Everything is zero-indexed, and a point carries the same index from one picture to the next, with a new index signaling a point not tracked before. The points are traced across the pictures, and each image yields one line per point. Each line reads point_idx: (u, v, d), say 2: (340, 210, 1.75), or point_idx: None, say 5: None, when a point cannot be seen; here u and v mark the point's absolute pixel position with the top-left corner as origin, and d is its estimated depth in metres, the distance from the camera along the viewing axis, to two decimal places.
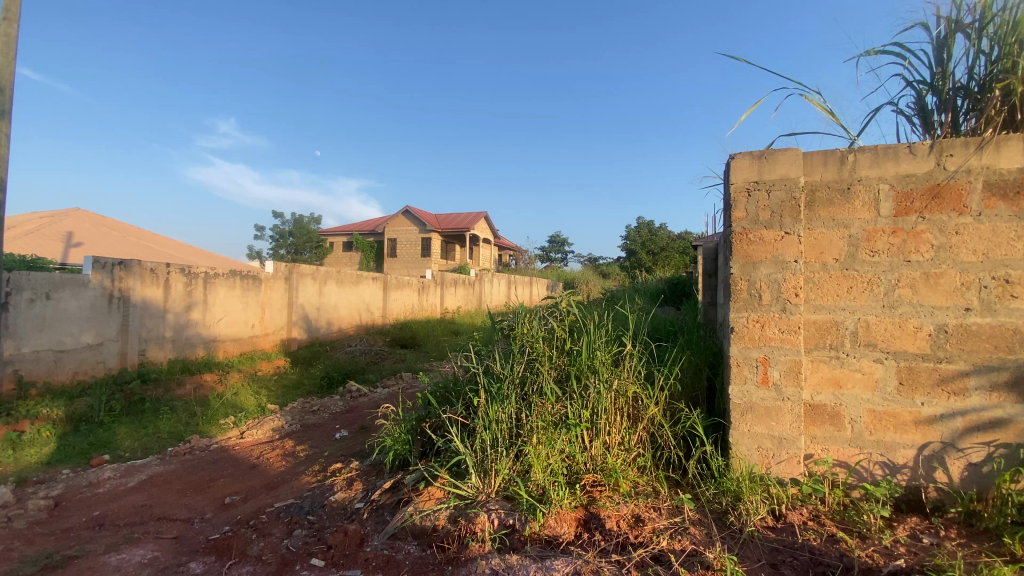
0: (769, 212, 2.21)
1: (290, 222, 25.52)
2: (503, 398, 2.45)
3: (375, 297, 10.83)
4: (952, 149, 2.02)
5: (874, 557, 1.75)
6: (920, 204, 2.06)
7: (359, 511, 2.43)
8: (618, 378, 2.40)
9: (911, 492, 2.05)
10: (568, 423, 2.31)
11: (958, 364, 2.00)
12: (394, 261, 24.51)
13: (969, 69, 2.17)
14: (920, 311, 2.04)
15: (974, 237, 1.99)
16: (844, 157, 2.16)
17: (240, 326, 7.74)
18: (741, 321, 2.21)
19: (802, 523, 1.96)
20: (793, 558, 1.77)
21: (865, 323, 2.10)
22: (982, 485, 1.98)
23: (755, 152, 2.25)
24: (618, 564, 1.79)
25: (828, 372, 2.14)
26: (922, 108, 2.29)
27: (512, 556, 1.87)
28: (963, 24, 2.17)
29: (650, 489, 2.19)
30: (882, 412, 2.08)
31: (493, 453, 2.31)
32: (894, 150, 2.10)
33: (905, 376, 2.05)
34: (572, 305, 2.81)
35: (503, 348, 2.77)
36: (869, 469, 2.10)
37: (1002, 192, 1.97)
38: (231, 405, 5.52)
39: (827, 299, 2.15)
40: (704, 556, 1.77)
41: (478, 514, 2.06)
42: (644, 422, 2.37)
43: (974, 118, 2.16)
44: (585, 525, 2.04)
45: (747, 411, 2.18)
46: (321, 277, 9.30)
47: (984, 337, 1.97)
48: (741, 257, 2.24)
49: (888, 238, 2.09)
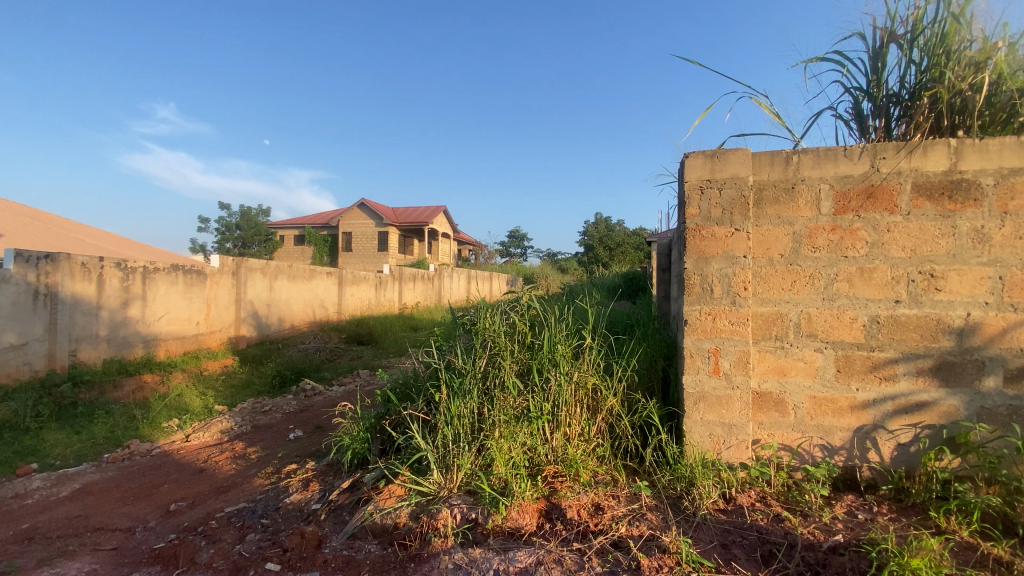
0: (721, 209, 2.31)
1: (237, 215, 24.34)
2: (465, 393, 2.42)
3: (330, 293, 10.50)
4: (884, 152, 2.17)
5: (815, 534, 1.86)
6: (856, 203, 2.20)
7: (316, 513, 2.37)
8: (578, 370, 2.44)
9: (848, 472, 2.20)
10: (529, 416, 2.34)
11: (888, 352, 2.16)
12: (350, 257, 23.82)
13: (900, 78, 2.32)
14: (856, 303, 2.19)
15: (903, 235, 2.15)
16: (789, 157, 2.27)
17: (183, 323, 7.32)
18: (694, 313, 2.31)
19: (750, 504, 2.07)
20: (743, 538, 1.87)
21: (807, 315, 2.23)
22: (909, 464, 2.15)
23: (708, 152, 2.33)
24: (579, 552, 1.83)
25: (774, 361, 2.26)
26: (858, 114, 2.44)
27: (475, 550, 1.87)
28: (897, 35, 2.32)
29: (609, 478, 2.26)
30: (822, 398, 2.22)
31: (455, 448, 2.29)
32: (834, 152, 2.23)
33: (842, 364, 2.20)
34: (534, 299, 2.83)
35: (465, 343, 2.75)
36: (810, 451, 2.23)
37: (929, 193, 2.13)
38: (174, 407, 5.21)
39: (773, 293, 2.27)
40: (661, 540, 1.84)
41: (440, 510, 2.06)
42: (603, 413, 2.42)
43: (904, 124, 2.33)
44: (547, 515, 2.07)
45: (699, 400, 2.27)
46: (272, 272, 8.93)
47: (912, 327, 2.14)
48: (694, 253, 2.33)
49: (828, 235, 2.23)
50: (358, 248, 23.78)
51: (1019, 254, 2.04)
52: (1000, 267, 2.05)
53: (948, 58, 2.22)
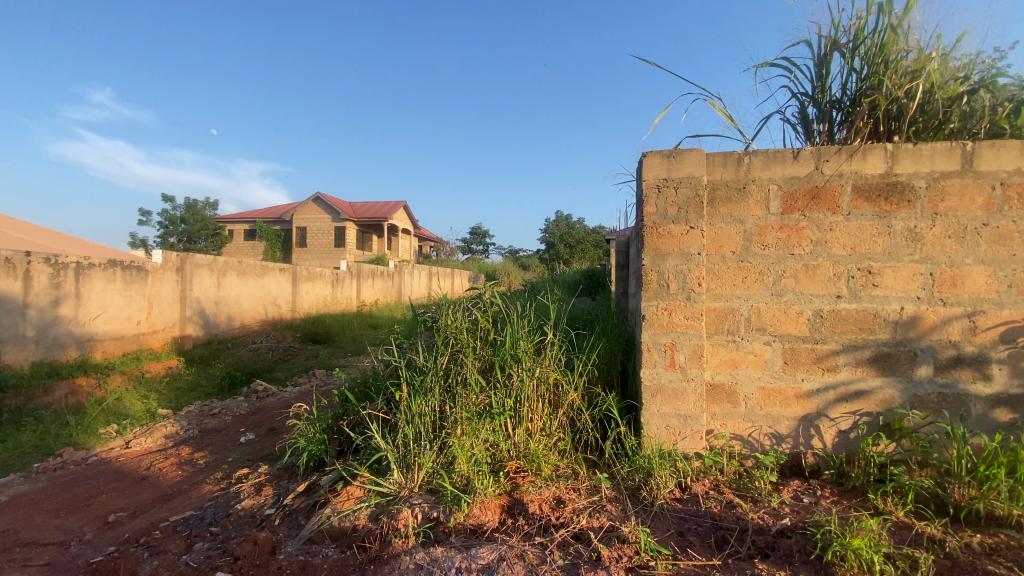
0: (677, 208, 2.38)
1: (182, 207, 23.07)
2: (426, 391, 2.39)
3: (283, 290, 10.13)
4: (828, 155, 2.29)
5: (764, 518, 1.95)
6: (802, 203, 2.31)
7: (270, 518, 2.29)
8: (539, 366, 2.46)
9: (794, 459, 2.32)
10: (491, 413, 2.33)
11: (830, 344, 2.28)
12: (305, 252, 23.03)
13: (843, 85, 2.46)
14: (801, 298, 2.30)
15: (844, 233, 2.28)
16: (741, 158, 2.36)
17: (122, 323, 6.87)
18: (652, 308, 2.37)
19: (705, 492, 2.15)
20: (698, 525, 1.94)
21: (757, 309, 2.33)
22: (850, 449, 2.28)
23: (664, 151, 2.40)
24: (541, 546, 1.84)
25: (726, 354, 2.35)
26: (804, 118, 2.56)
27: (437, 549, 1.85)
28: (840, 44, 2.45)
29: (570, 472, 2.30)
30: (770, 388, 2.32)
31: (416, 447, 2.26)
32: (782, 154, 2.34)
33: (789, 356, 2.31)
34: (496, 295, 2.82)
35: (426, 340, 2.70)
36: (759, 440, 2.33)
37: (867, 195, 2.26)
38: (112, 412, 4.89)
39: (725, 288, 2.36)
40: (620, 531, 1.88)
41: (400, 511, 2.02)
42: (564, 408, 2.45)
43: (846, 129, 2.46)
44: (509, 511, 2.07)
45: (656, 392, 2.34)
46: (220, 268, 8.53)
47: (851, 320, 2.27)
48: (651, 250, 2.39)
49: (776, 233, 2.33)
50: (314, 243, 23.04)
51: (948, 252, 2.20)
52: (930, 264, 2.21)
53: (886, 68, 2.36)
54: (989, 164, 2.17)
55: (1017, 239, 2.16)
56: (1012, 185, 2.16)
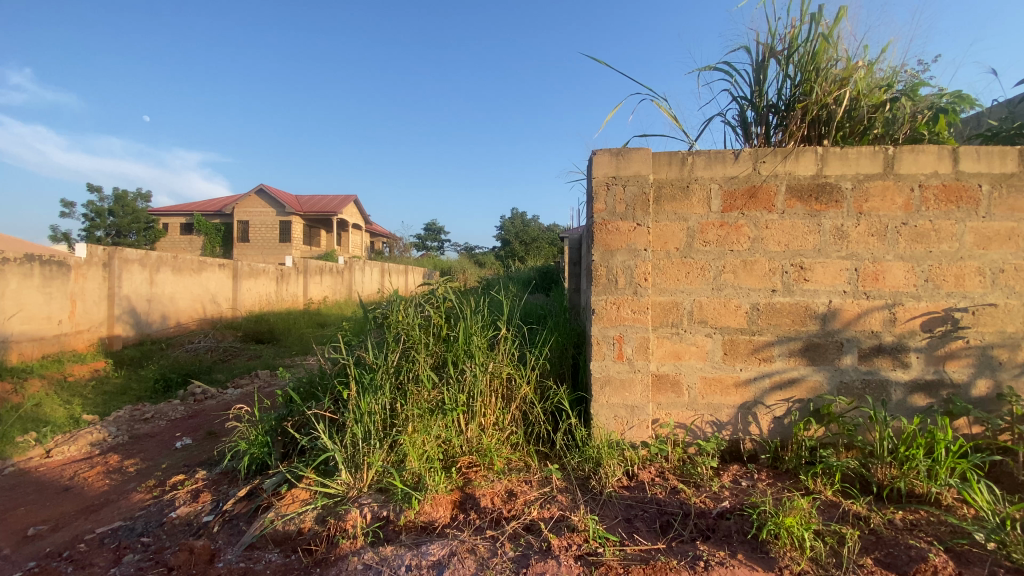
0: (625, 205, 2.44)
1: (110, 198, 21.38)
2: (376, 389, 2.33)
3: (222, 287, 9.61)
4: (764, 157, 2.42)
5: (706, 502, 2.04)
6: (741, 202, 2.43)
7: (207, 525, 2.17)
8: (493, 360, 2.46)
9: (733, 445, 2.44)
10: (443, 408, 2.31)
11: (766, 336, 2.42)
12: (248, 248, 21.95)
13: (778, 90, 2.59)
14: (740, 292, 2.42)
15: (779, 231, 2.41)
16: (685, 158, 2.45)
17: (41, 322, 6.30)
18: (601, 303, 2.43)
19: (651, 479, 2.23)
20: (644, 512, 2.00)
21: (699, 303, 2.43)
22: (783, 434, 2.42)
23: (613, 149, 2.45)
24: (492, 539, 1.84)
25: (670, 346, 2.44)
26: (743, 121, 2.69)
27: (386, 548, 1.81)
28: (776, 51, 2.58)
29: (522, 464, 2.32)
30: (711, 378, 2.43)
31: (365, 446, 2.20)
32: (723, 155, 2.44)
33: (729, 347, 2.43)
34: (449, 291, 2.79)
35: (377, 337, 2.63)
36: (701, 427, 2.44)
37: (800, 195, 2.40)
38: (30, 419, 4.47)
39: (670, 283, 2.45)
40: (571, 520, 1.91)
41: (349, 511, 1.97)
42: (517, 402, 2.47)
43: (781, 132, 2.60)
44: (461, 506, 2.06)
45: (605, 384, 2.41)
46: (152, 263, 8.01)
47: (785, 313, 2.41)
48: (601, 246, 2.44)
49: (717, 231, 2.44)
50: (257, 238, 22.00)
51: (870, 249, 2.37)
52: (855, 260, 2.38)
53: (818, 75, 2.51)
54: (908, 167, 2.35)
55: (931, 237, 2.36)
56: (929, 188, 2.35)
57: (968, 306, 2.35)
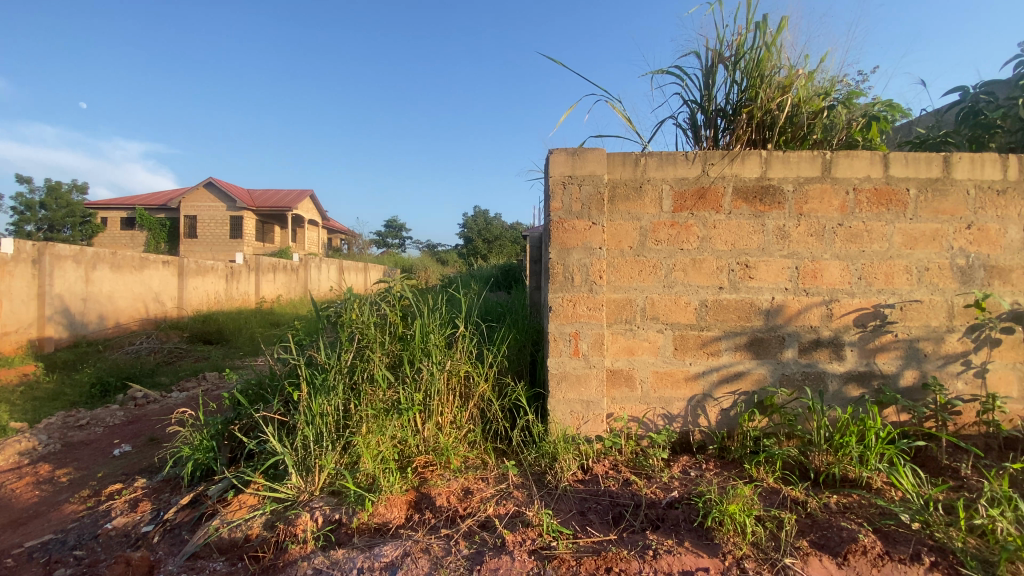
0: (580, 204, 2.48)
1: (41, 190, 19.89)
2: (329, 389, 2.27)
3: (166, 285, 9.12)
4: (713, 159, 2.50)
5: (656, 492, 2.10)
6: (690, 202, 2.51)
7: (147, 536, 2.07)
8: (450, 359, 2.45)
9: (684, 437, 2.52)
10: (399, 408, 2.28)
11: (713, 331, 2.51)
12: (196, 244, 20.92)
13: (726, 95, 2.69)
14: (689, 289, 2.50)
15: (726, 231, 2.51)
16: (638, 159, 2.51)
17: None
18: (557, 300, 2.46)
19: (605, 472, 2.28)
20: (597, 504, 2.05)
21: (651, 300, 2.50)
22: (730, 425, 2.52)
23: (569, 149, 2.49)
24: (447, 537, 1.84)
25: (624, 341, 2.50)
26: (694, 123, 2.78)
27: (337, 552, 1.78)
28: (724, 57, 2.68)
29: (479, 462, 2.33)
30: (663, 372, 2.51)
31: (316, 448, 2.15)
32: (674, 157, 2.51)
33: (679, 343, 2.51)
34: (405, 288, 2.74)
35: (330, 337, 2.56)
36: (653, 420, 2.51)
37: (745, 196, 2.51)
38: None
39: (624, 280, 2.50)
40: (525, 516, 1.93)
41: (299, 515, 1.92)
42: (474, 399, 2.47)
43: (728, 135, 2.70)
44: (416, 506, 2.04)
45: (562, 380, 2.44)
46: (87, 260, 7.53)
47: (732, 309, 2.51)
48: (557, 244, 2.47)
49: (668, 230, 2.51)
50: (207, 234, 21.01)
51: (810, 248, 2.51)
52: (795, 259, 2.50)
53: (762, 81, 2.62)
54: (844, 171, 2.49)
55: (865, 237, 2.51)
56: (862, 191, 2.50)
57: (897, 302, 2.52)
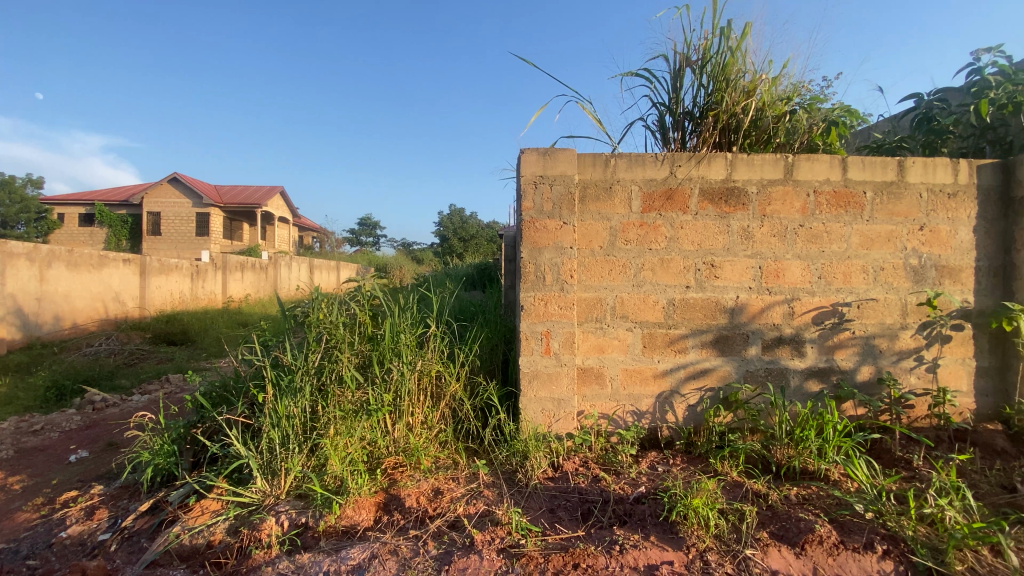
0: (551, 204, 2.50)
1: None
2: (295, 391, 2.23)
3: (126, 284, 8.79)
4: (680, 161, 2.55)
5: (624, 488, 2.14)
6: (659, 203, 2.56)
7: (103, 544, 1.99)
8: (421, 359, 2.44)
9: (652, 433, 2.57)
10: (368, 410, 2.25)
11: (681, 329, 2.56)
12: (161, 241, 20.22)
13: (693, 98, 2.74)
14: (658, 288, 2.55)
15: (692, 231, 2.56)
16: (608, 160, 2.54)
17: None
18: (529, 299, 2.48)
19: (575, 469, 2.30)
20: (567, 501, 2.07)
21: (621, 299, 2.54)
22: (697, 421, 2.58)
23: (541, 149, 2.50)
24: (415, 538, 1.83)
25: (595, 340, 2.53)
26: (662, 126, 2.83)
27: (303, 556, 1.75)
28: (691, 61, 2.74)
29: (450, 462, 2.33)
30: (632, 370, 2.55)
31: (283, 451, 2.11)
32: (643, 158, 2.55)
33: (647, 341, 2.55)
34: (376, 288, 2.71)
35: (298, 337, 2.51)
36: (623, 417, 2.55)
37: (711, 198, 2.56)
38: None
39: (594, 279, 2.53)
40: (495, 514, 1.94)
41: (263, 520, 1.88)
42: (446, 399, 2.46)
43: (695, 138, 2.76)
44: (385, 507, 2.03)
45: (533, 378, 2.46)
46: (42, 258, 7.20)
47: (698, 307, 2.57)
48: (528, 243, 2.49)
49: (637, 230, 2.55)
50: (172, 231, 20.33)
51: (772, 249, 2.58)
52: (759, 259, 2.58)
53: (728, 85, 2.68)
54: (805, 174, 2.58)
55: (825, 238, 2.60)
56: (822, 193, 2.59)
57: (854, 300, 2.62)
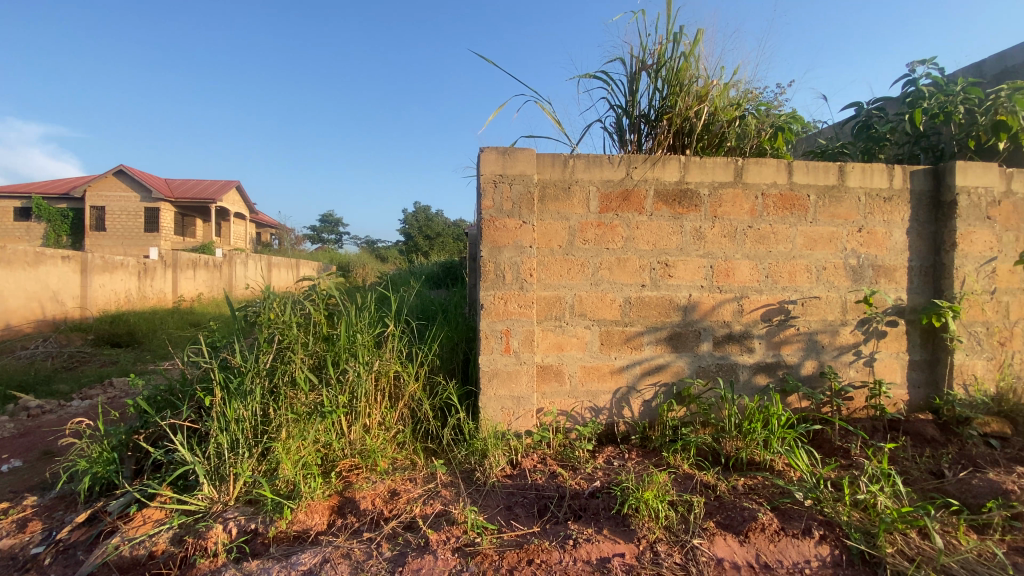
0: (511, 203, 2.51)
1: None
2: (245, 394, 2.16)
3: (66, 282, 8.30)
4: (636, 162, 2.61)
5: (580, 483, 2.18)
6: (616, 204, 2.61)
7: (36, 559, 1.89)
8: (379, 359, 2.41)
9: (609, 428, 2.63)
10: (323, 412, 2.21)
11: (637, 327, 2.63)
12: (107, 237, 19.16)
13: (649, 101, 2.81)
14: (615, 287, 2.61)
15: (648, 231, 2.63)
16: (567, 160, 2.57)
17: None
18: (488, 297, 2.48)
19: (533, 466, 2.33)
20: (524, 498, 2.09)
21: (579, 297, 2.58)
22: (652, 416, 2.66)
23: (500, 148, 2.51)
24: (369, 541, 1.82)
25: (554, 337, 2.57)
26: (620, 127, 2.88)
27: (251, 563, 1.71)
28: (647, 65, 2.80)
29: (408, 463, 2.31)
30: (590, 367, 2.59)
31: (232, 457, 2.05)
32: (600, 159, 2.60)
33: (604, 338, 2.60)
34: (332, 287, 2.65)
35: (249, 338, 2.43)
36: (581, 413, 2.59)
37: (665, 199, 2.64)
38: None
39: (553, 278, 2.57)
40: (451, 514, 1.94)
41: (210, 528, 1.82)
42: (404, 400, 2.45)
43: (650, 140, 2.83)
44: (339, 511, 2.00)
45: (493, 376, 2.47)
46: None
47: (653, 305, 2.64)
48: (488, 242, 2.49)
49: (595, 230, 2.60)
50: (119, 227, 19.29)
51: (723, 249, 2.68)
52: (710, 259, 2.67)
53: (681, 89, 2.76)
54: (753, 177, 2.68)
55: (772, 239, 2.71)
56: (769, 196, 2.70)
57: (799, 298, 2.74)
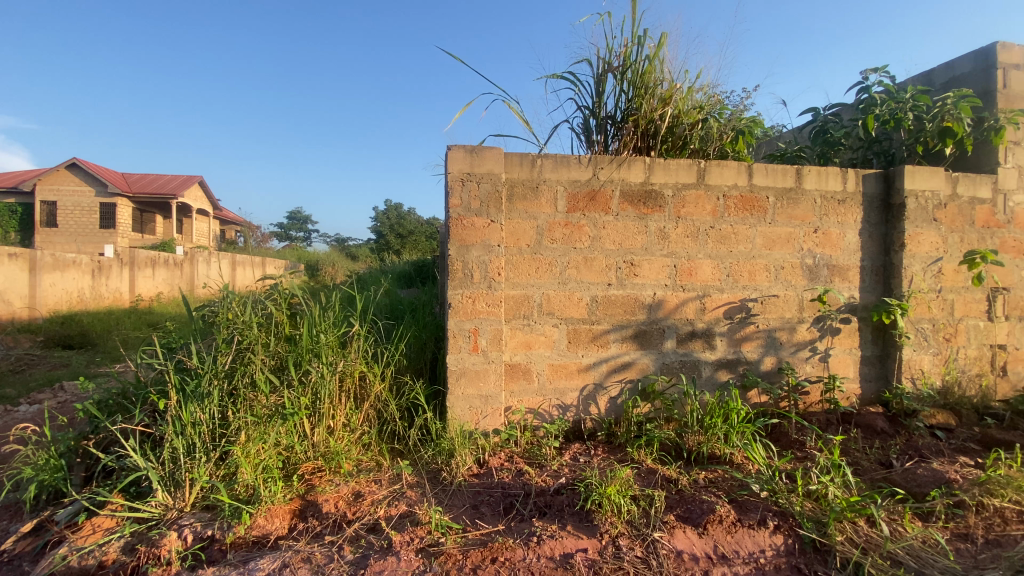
0: (479, 202, 2.51)
1: None
2: (202, 396, 2.10)
3: (13, 281, 7.88)
4: (603, 163, 2.65)
5: (546, 480, 2.20)
6: (582, 204, 2.64)
7: None
8: (343, 359, 2.38)
9: (576, 425, 2.66)
10: (284, 414, 2.17)
11: (604, 325, 2.67)
12: (59, 233, 18.26)
13: (615, 103, 2.85)
14: (582, 286, 2.64)
15: (614, 231, 2.67)
16: (534, 160, 2.59)
17: None
18: (456, 296, 2.48)
19: (500, 465, 2.34)
20: (490, 496, 2.10)
21: (547, 296, 2.60)
22: (618, 413, 2.70)
23: (468, 146, 2.50)
24: (331, 544, 1.79)
25: (522, 336, 2.58)
26: (586, 128, 2.91)
27: (207, 570, 1.67)
28: (613, 67, 2.84)
29: (373, 464, 2.30)
30: (558, 365, 2.62)
31: (187, 462, 1.99)
32: (568, 160, 2.62)
33: (572, 336, 2.63)
34: (294, 286, 2.60)
35: (207, 339, 2.36)
36: (548, 411, 2.62)
37: (631, 199, 2.68)
38: None
39: (521, 277, 2.58)
40: (415, 514, 1.93)
41: (164, 535, 1.77)
42: (369, 400, 2.42)
43: (616, 141, 2.87)
44: (300, 515, 1.97)
45: (460, 375, 2.47)
46: None
47: (620, 304, 2.68)
48: (456, 241, 2.49)
49: (562, 229, 2.62)
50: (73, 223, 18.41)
51: (686, 248, 2.74)
52: (674, 258, 2.73)
53: (646, 92, 2.81)
54: (716, 179, 2.75)
55: (733, 239, 2.79)
56: (730, 197, 2.78)
57: (759, 297, 2.84)
